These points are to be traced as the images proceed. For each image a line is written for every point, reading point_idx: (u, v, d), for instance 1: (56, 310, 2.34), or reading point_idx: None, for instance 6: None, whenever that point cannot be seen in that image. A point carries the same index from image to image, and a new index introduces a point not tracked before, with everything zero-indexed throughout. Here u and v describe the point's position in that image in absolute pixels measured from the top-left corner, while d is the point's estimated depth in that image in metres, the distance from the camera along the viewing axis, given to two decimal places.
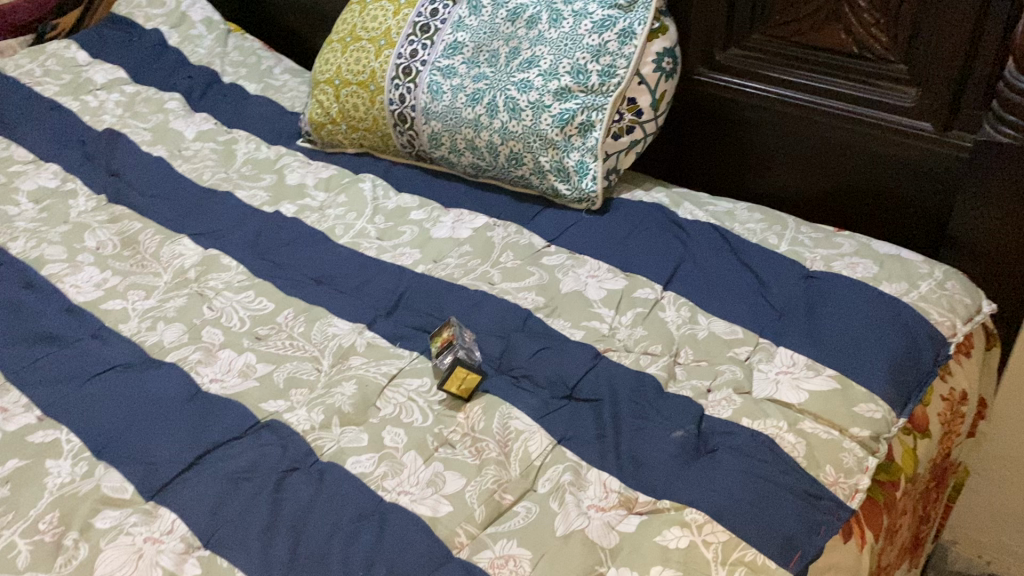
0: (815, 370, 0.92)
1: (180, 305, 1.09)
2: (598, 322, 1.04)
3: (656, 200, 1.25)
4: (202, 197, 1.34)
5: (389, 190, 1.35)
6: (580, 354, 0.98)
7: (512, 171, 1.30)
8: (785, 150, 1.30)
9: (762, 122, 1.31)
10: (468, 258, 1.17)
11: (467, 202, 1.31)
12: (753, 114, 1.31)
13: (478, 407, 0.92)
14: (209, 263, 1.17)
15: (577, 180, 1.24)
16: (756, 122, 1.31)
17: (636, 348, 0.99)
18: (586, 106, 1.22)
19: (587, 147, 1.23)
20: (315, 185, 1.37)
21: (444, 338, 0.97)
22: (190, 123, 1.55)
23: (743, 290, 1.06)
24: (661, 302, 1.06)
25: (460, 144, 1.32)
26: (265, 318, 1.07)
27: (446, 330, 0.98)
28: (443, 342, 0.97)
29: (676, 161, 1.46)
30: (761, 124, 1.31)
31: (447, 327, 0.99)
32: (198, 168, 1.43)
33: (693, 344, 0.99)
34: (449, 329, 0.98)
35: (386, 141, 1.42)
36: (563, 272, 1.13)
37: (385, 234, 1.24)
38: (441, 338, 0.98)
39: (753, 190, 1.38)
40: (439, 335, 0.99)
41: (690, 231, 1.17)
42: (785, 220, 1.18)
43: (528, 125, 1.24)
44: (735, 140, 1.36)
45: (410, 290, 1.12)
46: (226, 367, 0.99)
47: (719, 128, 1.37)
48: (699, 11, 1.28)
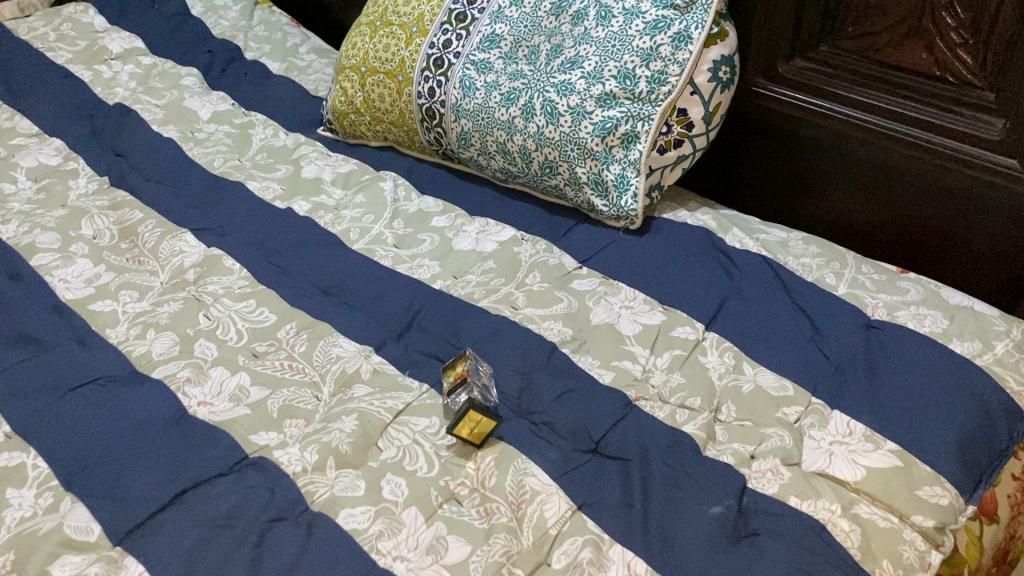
0: (875, 442, 0.82)
1: (174, 311, 1.00)
2: (630, 363, 0.93)
3: (703, 223, 1.14)
4: (212, 187, 1.25)
5: (411, 191, 1.24)
6: (608, 402, 0.87)
7: (545, 180, 1.19)
8: (847, 175, 1.19)
9: (824, 143, 1.19)
10: (491, 276, 1.07)
11: (495, 210, 1.21)
12: (813, 134, 1.19)
13: (491, 458, 0.82)
14: (210, 264, 1.08)
15: (616, 196, 1.13)
16: (817, 143, 1.20)
17: (672, 400, 0.88)
18: (631, 115, 1.10)
19: (629, 160, 1.12)
20: (332, 180, 1.27)
21: (459, 371, 0.87)
22: (206, 102, 1.46)
23: (794, 338, 0.95)
24: (702, 345, 0.95)
25: (490, 146, 1.22)
26: (264, 332, 0.98)
27: (462, 362, 0.88)
28: (457, 376, 0.87)
29: (724, 176, 1.35)
30: (822, 145, 1.19)
31: (462, 356, 0.89)
32: (209, 153, 1.34)
33: (735, 399, 0.88)
34: (465, 360, 0.88)
35: (411, 136, 1.32)
36: (594, 300, 1.02)
37: (404, 242, 1.14)
38: (455, 370, 0.88)
39: (808, 214, 1.27)
40: (453, 364, 0.89)
41: (739, 262, 1.06)
42: (845, 255, 1.07)
43: (565, 133, 1.13)
44: (791, 160, 1.24)
45: (425, 309, 1.02)
46: (217, 388, 0.90)
47: (774, 145, 1.25)
48: (764, 16, 1.15)
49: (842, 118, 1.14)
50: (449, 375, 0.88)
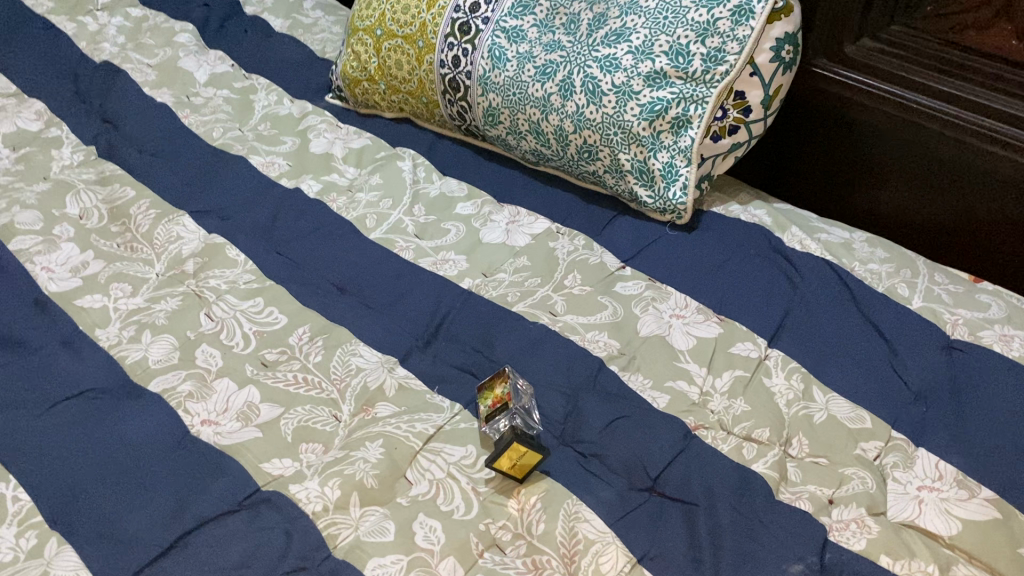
0: (969, 489, 0.72)
1: (173, 309, 0.89)
2: (685, 384, 0.84)
3: (757, 219, 1.04)
4: (211, 162, 1.13)
5: (432, 172, 1.13)
6: (666, 432, 0.78)
7: (582, 166, 1.08)
8: (911, 169, 1.07)
9: (885, 133, 1.07)
10: (525, 275, 0.96)
11: (525, 197, 1.10)
12: (874, 123, 1.07)
13: (536, 496, 0.73)
14: (211, 254, 0.96)
15: (663, 187, 1.02)
16: (878, 132, 1.07)
17: (736, 431, 0.79)
18: (683, 97, 0.99)
19: (679, 147, 1.01)
20: (345, 156, 1.15)
21: (498, 395, 0.78)
22: (202, 62, 1.33)
23: (868, 360, 0.85)
24: (765, 364, 0.85)
25: (522, 125, 1.10)
26: (275, 337, 0.87)
27: (502, 383, 0.79)
28: (496, 399, 0.78)
29: (770, 162, 1.23)
30: (884, 136, 1.07)
31: (502, 377, 0.80)
32: (207, 121, 1.21)
33: (807, 431, 0.79)
34: (505, 382, 0.79)
35: (431, 109, 1.20)
36: (642, 307, 0.92)
37: (426, 231, 1.03)
38: (494, 393, 0.79)
39: (862, 209, 1.15)
40: (491, 386, 0.80)
41: (800, 267, 0.96)
42: (914, 262, 0.97)
43: (609, 114, 1.01)
44: (847, 149, 1.12)
45: (454, 313, 0.91)
46: (223, 405, 0.80)
47: (828, 131, 1.13)
48: None
49: (910, 106, 1.02)
50: (487, 399, 0.79)
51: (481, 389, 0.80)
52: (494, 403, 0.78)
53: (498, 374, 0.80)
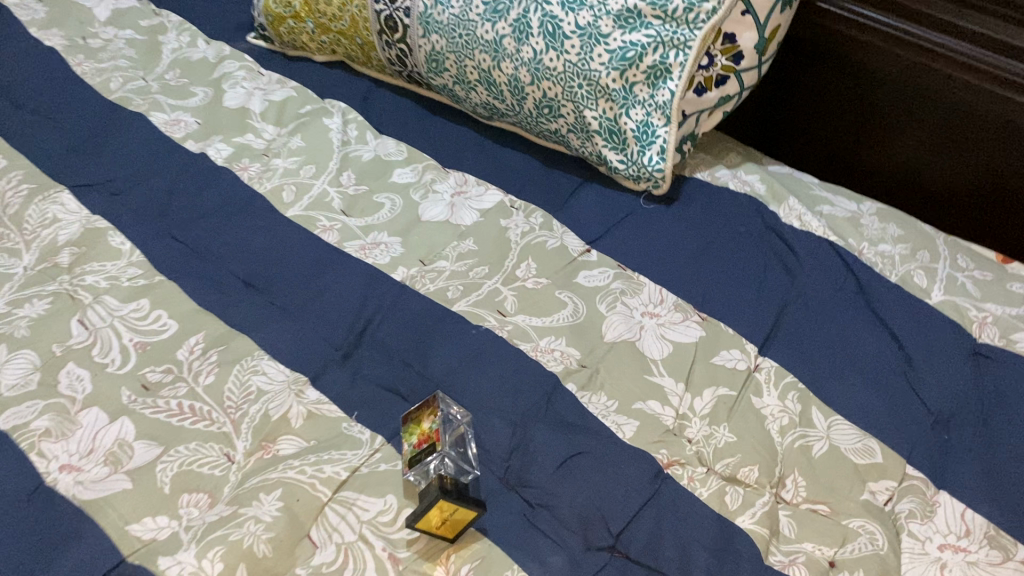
0: (1003, 549, 0.58)
1: (37, 316, 0.73)
2: (657, 405, 0.69)
3: (749, 187, 0.87)
4: (104, 119, 0.95)
5: (366, 131, 0.96)
6: (632, 473, 0.63)
7: (542, 123, 0.91)
8: (927, 123, 0.89)
9: (898, 80, 0.89)
10: (470, 263, 0.81)
11: (476, 162, 0.93)
12: (886, 67, 0.89)
13: (467, 564, 0.58)
14: (91, 241, 0.80)
15: (637, 151, 0.85)
16: (889, 79, 0.90)
17: (719, 468, 0.65)
18: (661, 41, 0.81)
19: (656, 102, 0.83)
20: (263, 112, 0.98)
21: (426, 432, 0.64)
22: (105, 2, 1.15)
23: (879, 372, 0.70)
24: (754, 379, 0.70)
25: (470, 74, 0.92)
26: (160, 351, 0.72)
27: (430, 417, 0.65)
28: (423, 437, 0.64)
29: (761, 112, 1.05)
30: (895, 83, 0.89)
31: (431, 408, 0.65)
32: (104, 68, 1.03)
33: (805, 468, 0.64)
34: (434, 416, 0.65)
35: (367, 52, 1.01)
36: (608, 303, 0.76)
37: (355, 206, 0.87)
38: (420, 428, 0.65)
39: (867, 168, 0.98)
40: (417, 419, 0.65)
41: (799, 250, 0.80)
42: (935, 242, 0.81)
43: (572, 62, 0.84)
44: (851, 98, 0.94)
45: (381, 315, 0.76)
46: (89, 445, 0.65)
47: (829, 77, 0.95)
48: None
49: (931, 48, 0.85)
50: (412, 436, 0.65)
51: (404, 422, 0.66)
52: (420, 443, 0.64)
53: (425, 403, 0.66)
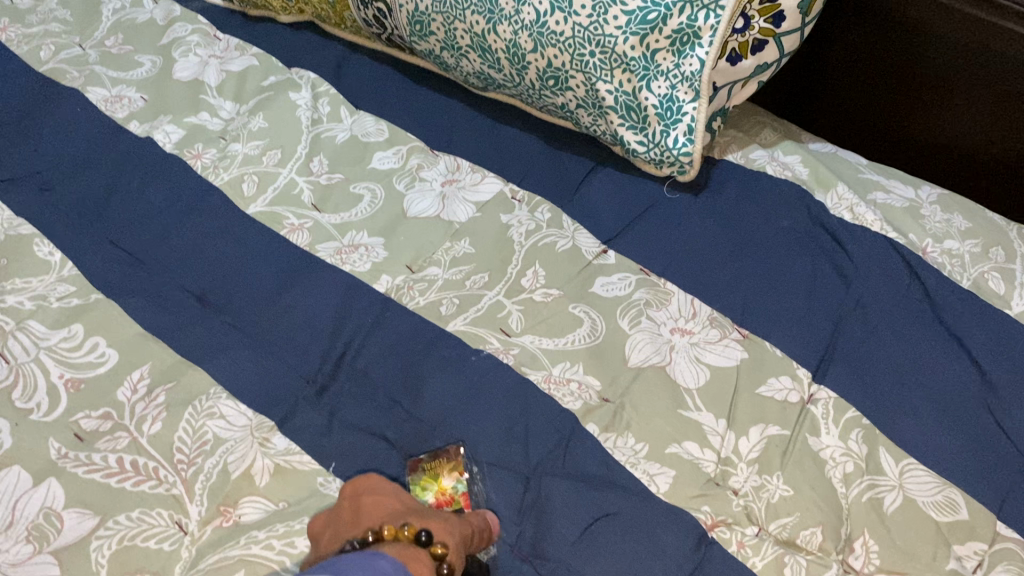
0: None
1: None
2: (696, 448, 0.57)
3: (789, 171, 0.75)
4: (33, 98, 0.82)
5: (340, 105, 0.82)
6: (671, 541, 0.53)
7: (547, 96, 0.78)
8: (995, 92, 0.74)
9: (961, 43, 0.73)
10: (465, 269, 0.68)
11: (469, 142, 0.80)
12: (947, 27, 0.73)
13: None
14: (15, 253, 0.67)
15: (660, 131, 0.72)
16: (949, 41, 0.74)
17: (773, 531, 0.54)
18: (688, 1, 0.67)
19: (682, 74, 0.70)
20: (220, 85, 0.84)
21: (446, 493, 0.55)
22: None
23: (956, 403, 0.59)
24: (809, 414, 0.59)
25: (461, 38, 0.78)
26: (96, 391, 0.60)
27: (454, 475, 0.55)
28: (441, 498, 0.55)
29: (793, 70, 0.89)
30: (957, 46, 0.74)
31: (453, 464, 0.56)
32: (34, 36, 0.89)
33: (877, 529, 0.54)
34: (459, 475, 0.55)
35: (339, 11, 0.87)
36: (631, 318, 0.64)
37: (329, 199, 0.74)
38: (439, 485, 0.55)
39: (917, 138, 0.83)
40: (435, 470, 0.56)
41: (852, 249, 0.69)
42: (1008, 236, 0.70)
43: (583, 25, 0.70)
44: (900, 60, 0.79)
45: (362, 337, 0.64)
46: (8, 517, 0.53)
47: (875, 34, 0.79)
48: None
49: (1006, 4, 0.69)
50: (426, 490, 0.55)
51: (415, 469, 0.56)
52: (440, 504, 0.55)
53: (446, 452, 0.56)
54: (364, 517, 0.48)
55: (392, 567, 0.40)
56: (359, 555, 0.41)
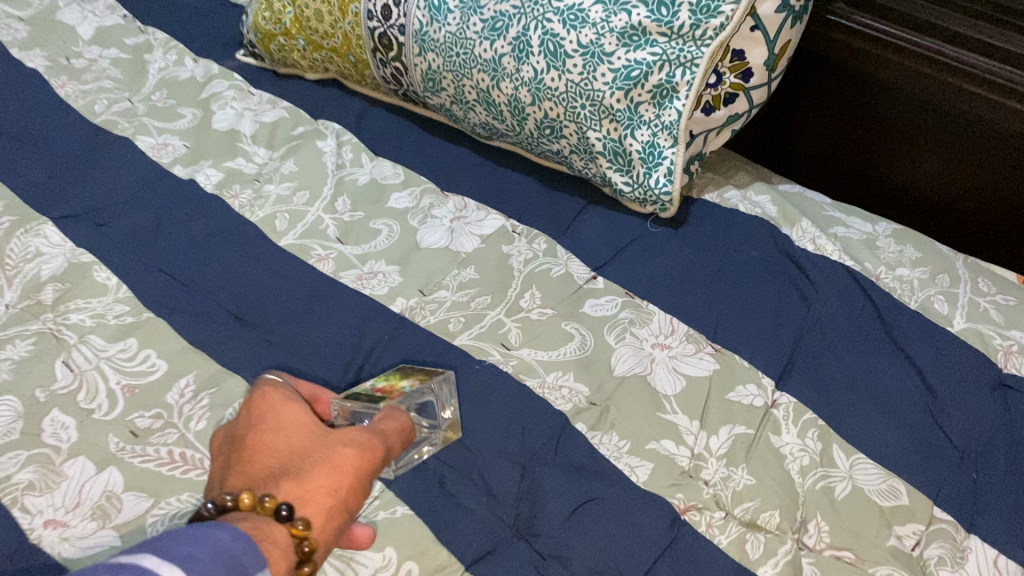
0: None
1: (20, 359, 0.70)
2: (672, 445, 0.66)
3: (759, 209, 0.85)
4: (88, 145, 0.92)
5: (361, 152, 0.93)
6: (648, 521, 0.61)
7: (544, 144, 0.88)
8: (952, 141, 0.85)
9: (923, 103, 0.85)
10: (471, 292, 0.77)
11: (475, 183, 0.90)
12: (909, 86, 0.84)
13: None
14: (77, 277, 0.77)
15: (643, 173, 0.82)
16: (912, 100, 0.85)
17: (738, 514, 0.62)
18: (667, 60, 0.78)
19: (662, 123, 0.80)
20: (254, 134, 0.94)
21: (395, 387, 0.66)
22: (87, 14, 1.11)
23: (902, 406, 0.67)
24: (772, 416, 0.67)
25: (468, 93, 0.89)
26: (149, 395, 0.68)
27: (411, 381, 0.67)
28: (389, 386, 0.66)
29: (767, 126, 0.99)
30: (918, 101, 0.85)
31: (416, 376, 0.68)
32: (88, 91, 0.99)
33: (828, 512, 0.62)
34: (413, 382, 0.67)
35: (361, 70, 0.98)
36: (617, 334, 0.73)
37: (351, 233, 0.83)
38: (394, 382, 0.67)
39: (885, 186, 0.93)
40: (403, 376, 0.68)
41: (814, 275, 0.78)
42: (954, 265, 0.79)
43: (575, 81, 0.80)
44: (869, 117, 0.90)
45: (380, 350, 0.73)
46: (75, 498, 0.61)
47: (844, 93, 0.90)
48: None
49: (956, 66, 0.81)
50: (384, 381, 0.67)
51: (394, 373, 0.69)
52: (381, 389, 0.66)
53: (423, 372, 0.69)
54: (246, 471, 0.49)
55: (229, 538, 0.41)
56: (196, 527, 0.42)
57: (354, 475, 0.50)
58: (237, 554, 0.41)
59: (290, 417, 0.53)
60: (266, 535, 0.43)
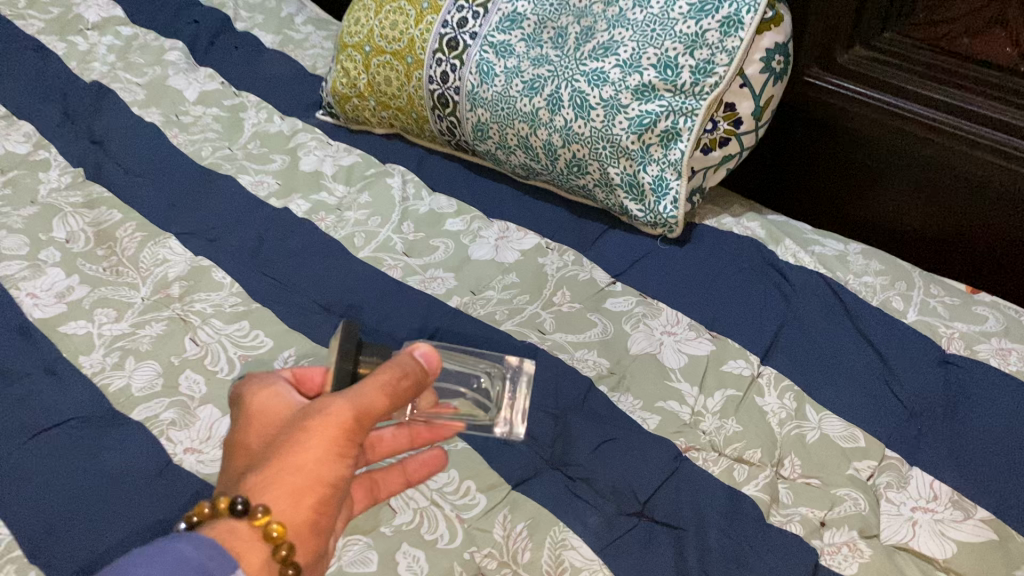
0: (964, 509, 0.71)
1: (157, 335, 0.88)
2: (676, 403, 0.82)
3: (750, 231, 1.03)
4: (199, 180, 1.12)
5: (421, 189, 1.12)
6: (656, 454, 0.77)
7: (572, 180, 1.06)
8: (916, 179, 1.03)
9: (885, 147, 1.04)
10: (513, 292, 0.95)
11: (516, 212, 1.09)
12: (874, 133, 1.03)
13: (524, 524, 0.71)
14: (197, 277, 0.96)
15: (654, 201, 1.01)
16: (876, 147, 1.04)
17: (728, 452, 0.78)
18: (672, 110, 0.97)
19: (669, 160, 0.99)
20: (334, 174, 1.15)
21: None
22: (194, 82, 1.32)
23: (862, 376, 0.83)
24: (757, 383, 0.84)
25: (511, 139, 1.08)
26: (260, 361, 0.86)
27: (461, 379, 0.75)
28: None
29: (766, 169, 1.19)
30: (884, 145, 1.03)
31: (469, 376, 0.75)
32: (196, 140, 1.21)
33: (800, 452, 0.78)
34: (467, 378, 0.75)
35: (421, 124, 1.18)
36: (632, 323, 0.91)
37: (414, 248, 1.02)
38: None
39: (867, 218, 1.12)
40: None
41: (794, 281, 0.95)
42: (911, 274, 0.96)
43: (597, 128, 0.99)
44: (844, 160, 1.09)
45: (440, 333, 0.90)
46: (207, 432, 0.78)
47: (824, 141, 1.10)
48: (822, 12, 0.99)
49: (910, 116, 0.98)
50: None
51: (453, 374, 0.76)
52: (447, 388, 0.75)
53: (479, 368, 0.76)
54: (234, 476, 0.58)
55: (190, 548, 0.50)
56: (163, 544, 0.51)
57: (312, 451, 0.56)
58: (202, 559, 0.50)
59: (266, 413, 0.61)
60: (228, 534, 0.53)
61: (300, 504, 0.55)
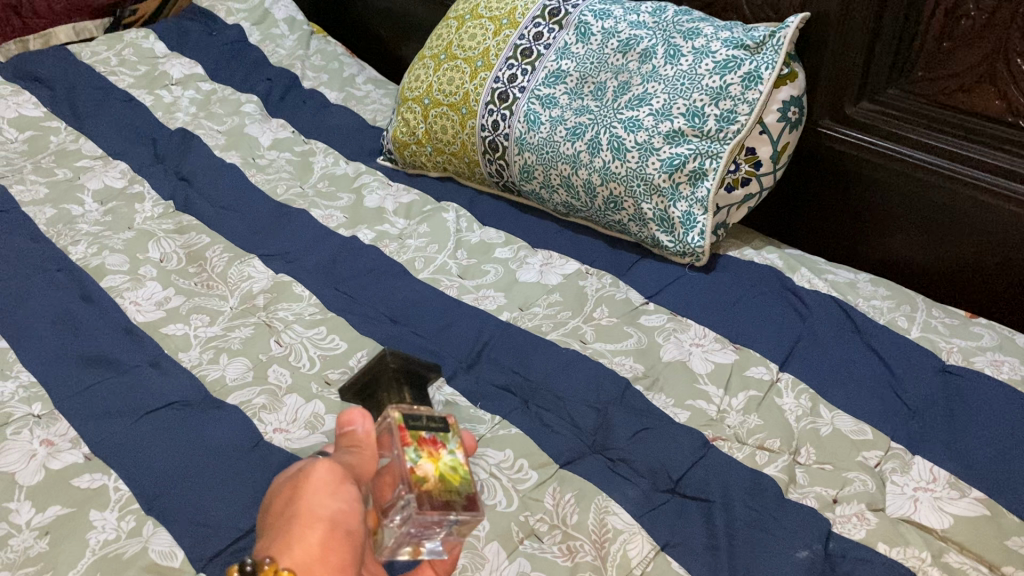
0: (960, 490, 0.81)
1: (246, 336, 1.01)
2: (704, 402, 0.93)
3: (769, 261, 1.15)
4: (275, 212, 1.26)
5: (473, 223, 1.25)
6: (687, 441, 0.87)
7: (609, 216, 1.18)
8: (921, 219, 1.14)
9: (890, 189, 1.16)
10: (557, 309, 1.07)
11: (558, 244, 1.21)
12: (881, 177, 1.16)
13: (571, 494, 0.82)
14: (280, 291, 1.09)
15: (683, 233, 1.12)
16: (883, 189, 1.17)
17: (750, 441, 0.88)
18: (699, 152, 1.09)
19: (696, 198, 1.11)
20: (395, 210, 1.28)
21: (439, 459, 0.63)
22: (266, 129, 1.48)
23: (870, 382, 0.94)
24: (777, 386, 0.95)
25: (554, 180, 1.20)
26: (336, 359, 0.97)
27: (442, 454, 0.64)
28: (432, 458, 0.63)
29: (784, 213, 1.32)
30: (890, 188, 1.16)
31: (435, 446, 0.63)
32: (272, 179, 1.35)
33: (815, 442, 0.88)
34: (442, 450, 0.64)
35: (472, 168, 1.32)
36: (664, 336, 1.02)
37: (468, 272, 1.15)
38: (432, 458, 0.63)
39: (876, 255, 1.23)
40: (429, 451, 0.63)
41: (809, 302, 1.06)
42: (915, 299, 1.06)
43: (632, 168, 1.12)
44: (854, 202, 1.21)
45: (494, 341, 1.02)
46: (292, 415, 0.89)
47: (836, 185, 1.22)
48: (834, 68, 1.14)
49: (915, 163, 1.11)
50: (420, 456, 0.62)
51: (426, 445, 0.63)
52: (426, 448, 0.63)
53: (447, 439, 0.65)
54: None
55: None
56: None
57: (302, 499, 0.55)
58: None
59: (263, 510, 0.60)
60: None
61: (299, 546, 0.52)
